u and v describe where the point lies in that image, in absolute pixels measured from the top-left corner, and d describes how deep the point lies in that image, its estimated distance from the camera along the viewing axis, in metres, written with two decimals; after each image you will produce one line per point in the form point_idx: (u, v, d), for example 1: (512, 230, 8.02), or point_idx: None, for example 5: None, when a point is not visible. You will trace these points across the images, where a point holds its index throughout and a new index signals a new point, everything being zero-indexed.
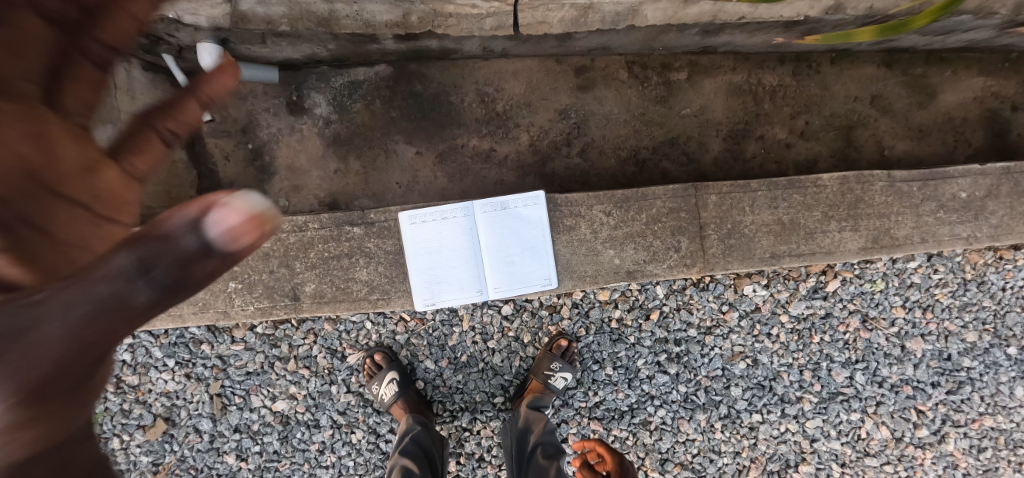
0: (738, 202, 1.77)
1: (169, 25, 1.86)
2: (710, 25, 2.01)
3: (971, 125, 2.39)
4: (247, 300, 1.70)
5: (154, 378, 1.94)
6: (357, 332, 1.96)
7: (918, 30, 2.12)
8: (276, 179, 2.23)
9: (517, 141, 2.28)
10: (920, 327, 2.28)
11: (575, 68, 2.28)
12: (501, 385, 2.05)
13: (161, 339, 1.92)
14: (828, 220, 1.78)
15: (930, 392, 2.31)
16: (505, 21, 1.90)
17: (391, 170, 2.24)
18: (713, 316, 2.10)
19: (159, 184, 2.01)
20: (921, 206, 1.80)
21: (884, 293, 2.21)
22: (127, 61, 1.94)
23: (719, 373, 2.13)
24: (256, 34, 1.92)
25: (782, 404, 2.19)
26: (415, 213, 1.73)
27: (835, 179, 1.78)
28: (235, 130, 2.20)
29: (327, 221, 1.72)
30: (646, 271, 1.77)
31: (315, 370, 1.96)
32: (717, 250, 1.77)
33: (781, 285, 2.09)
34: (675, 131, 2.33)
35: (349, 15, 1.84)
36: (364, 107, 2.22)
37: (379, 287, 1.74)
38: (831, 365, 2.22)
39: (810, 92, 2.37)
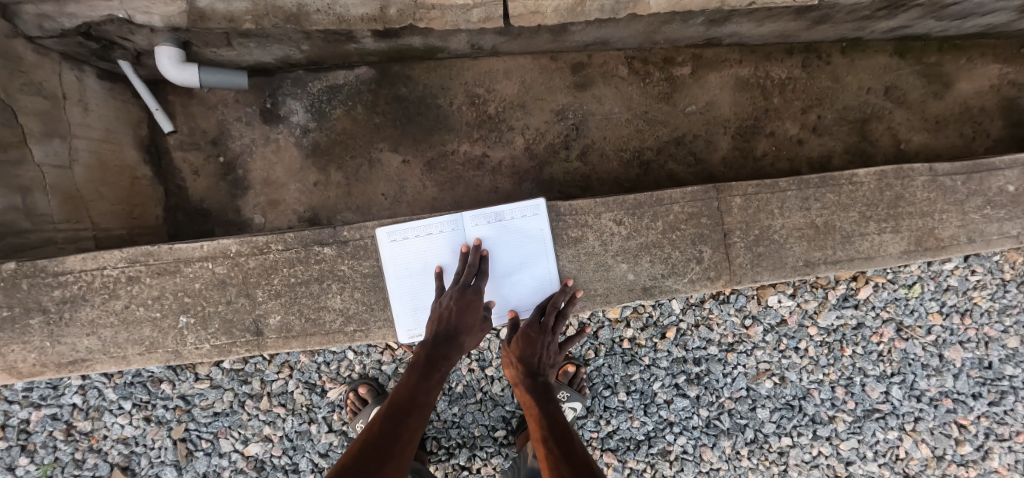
0: (766, 205, 1.60)
1: (122, 26, 1.64)
2: (717, 13, 1.82)
3: (990, 114, 2.21)
4: (202, 338, 1.49)
5: (109, 423, 1.73)
6: (338, 363, 1.76)
7: (934, 15, 1.94)
8: (251, 194, 2.01)
9: (512, 145, 2.08)
10: (958, 334, 2.02)
11: (571, 65, 2.09)
12: (502, 417, 1.84)
13: (116, 379, 1.71)
14: (866, 221, 1.63)
15: (972, 405, 2.02)
16: (494, 12, 1.70)
17: (376, 180, 2.04)
18: (736, 332, 1.90)
19: (118, 204, 1.77)
20: (967, 202, 1.65)
21: (920, 299, 1.99)
22: (78, 69, 1.72)
23: (744, 394, 1.92)
24: (220, 34, 1.70)
25: (813, 425, 1.97)
26: (396, 229, 1.51)
27: (873, 175, 1.63)
28: (204, 142, 1.99)
29: (292, 241, 1.51)
30: (665, 286, 1.59)
31: (291, 408, 1.76)
32: (744, 261, 1.60)
33: (809, 294, 1.91)
34: (682, 130, 2.14)
35: (319, 10, 1.64)
36: (344, 113, 2.02)
37: (355, 317, 1.53)
38: (864, 380, 1.98)
39: (823, 84, 2.17)
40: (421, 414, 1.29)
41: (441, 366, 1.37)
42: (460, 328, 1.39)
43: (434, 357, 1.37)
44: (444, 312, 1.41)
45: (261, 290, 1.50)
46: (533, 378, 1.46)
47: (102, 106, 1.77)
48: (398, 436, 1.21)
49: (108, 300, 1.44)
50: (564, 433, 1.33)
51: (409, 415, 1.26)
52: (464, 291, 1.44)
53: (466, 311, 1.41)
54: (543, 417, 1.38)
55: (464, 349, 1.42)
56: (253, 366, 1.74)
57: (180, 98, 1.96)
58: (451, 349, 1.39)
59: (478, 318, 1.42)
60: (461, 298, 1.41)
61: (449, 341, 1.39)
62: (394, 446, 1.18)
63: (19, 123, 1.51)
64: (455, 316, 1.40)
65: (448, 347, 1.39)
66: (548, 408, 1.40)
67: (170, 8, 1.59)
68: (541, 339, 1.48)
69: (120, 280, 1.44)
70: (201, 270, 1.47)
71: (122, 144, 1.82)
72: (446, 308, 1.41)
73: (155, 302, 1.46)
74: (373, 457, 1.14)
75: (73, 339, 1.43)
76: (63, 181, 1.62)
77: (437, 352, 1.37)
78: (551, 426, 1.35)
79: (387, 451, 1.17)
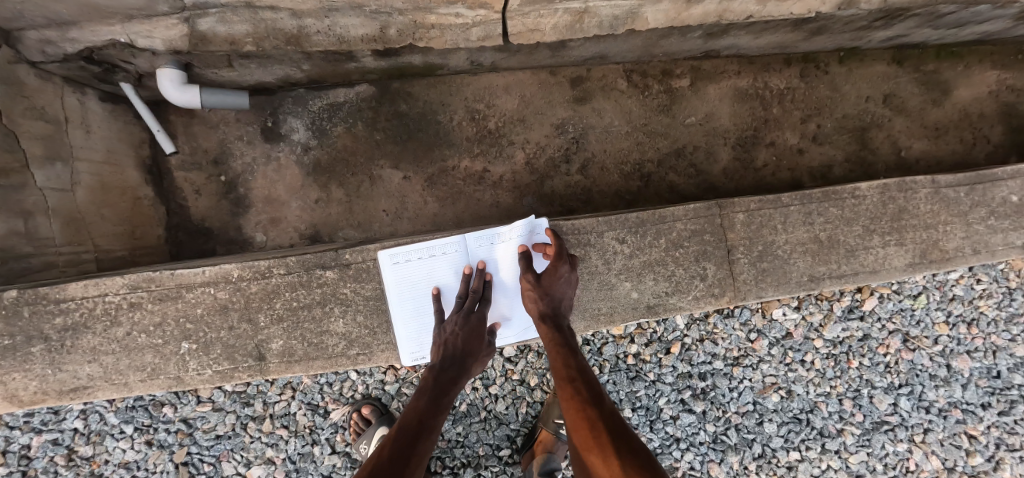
0: (769, 220, 1.61)
1: (123, 50, 1.65)
2: (715, 27, 1.82)
3: (989, 121, 2.21)
4: (203, 364, 1.48)
5: (111, 448, 1.71)
6: (340, 384, 1.74)
7: (930, 24, 1.95)
8: (252, 212, 2.01)
9: (512, 160, 2.08)
10: (965, 344, 1.99)
11: (571, 79, 2.10)
12: (507, 436, 1.82)
13: (117, 403, 1.70)
14: (870, 234, 1.63)
15: (982, 415, 1.98)
16: (494, 30, 1.71)
17: (377, 197, 2.03)
18: (740, 346, 1.89)
19: (119, 225, 1.77)
20: (970, 213, 1.64)
21: (925, 309, 1.97)
22: (80, 92, 1.73)
23: (750, 409, 1.90)
24: (221, 56, 1.71)
25: (821, 439, 1.94)
26: (398, 251, 1.51)
27: (875, 188, 1.63)
28: (206, 162, 1.99)
29: (294, 265, 1.51)
30: (669, 304, 1.59)
31: (294, 430, 1.74)
32: (748, 276, 1.60)
33: (814, 306, 1.90)
34: (681, 142, 2.14)
35: (320, 31, 1.65)
36: (345, 130, 2.03)
37: (358, 340, 1.53)
38: (872, 391, 1.96)
39: (821, 94, 2.18)
40: (429, 440, 1.28)
41: (448, 391, 1.37)
42: (466, 353, 1.41)
43: (441, 381, 1.37)
44: (449, 337, 1.43)
45: (262, 314, 1.50)
46: (559, 318, 1.39)
47: (104, 128, 1.78)
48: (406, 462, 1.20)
49: (110, 327, 1.44)
50: (594, 379, 1.30)
51: (418, 440, 1.25)
52: (467, 317, 1.46)
53: (472, 335, 1.42)
54: (573, 359, 1.32)
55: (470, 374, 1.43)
56: (255, 389, 1.72)
57: (182, 118, 1.97)
58: (459, 374, 1.40)
59: (482, 342, 1.44)
60: (465, 324, 1.43)
61: (456, 365, 1.40)
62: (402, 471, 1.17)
63: (22, 148, 1.51)
64: (462, 341, 1.41)
65: (456, 371, 1.40)
66: (577, 350, 1.35)
67: (171, 31, 1.60)
68: (571, 275, 1.42)
69: (121, 306, 1.43)
70: (203, 296, 1.47)
71: (124, 166, 1.82)
72: (451, 333, 1.43)
73: (156, 328, 1.46)
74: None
75: (73, 366, 1.42)
76: (65, 204, 1.61)
77: (446, 376, 1.38)
78: (582, 369, 1.31)
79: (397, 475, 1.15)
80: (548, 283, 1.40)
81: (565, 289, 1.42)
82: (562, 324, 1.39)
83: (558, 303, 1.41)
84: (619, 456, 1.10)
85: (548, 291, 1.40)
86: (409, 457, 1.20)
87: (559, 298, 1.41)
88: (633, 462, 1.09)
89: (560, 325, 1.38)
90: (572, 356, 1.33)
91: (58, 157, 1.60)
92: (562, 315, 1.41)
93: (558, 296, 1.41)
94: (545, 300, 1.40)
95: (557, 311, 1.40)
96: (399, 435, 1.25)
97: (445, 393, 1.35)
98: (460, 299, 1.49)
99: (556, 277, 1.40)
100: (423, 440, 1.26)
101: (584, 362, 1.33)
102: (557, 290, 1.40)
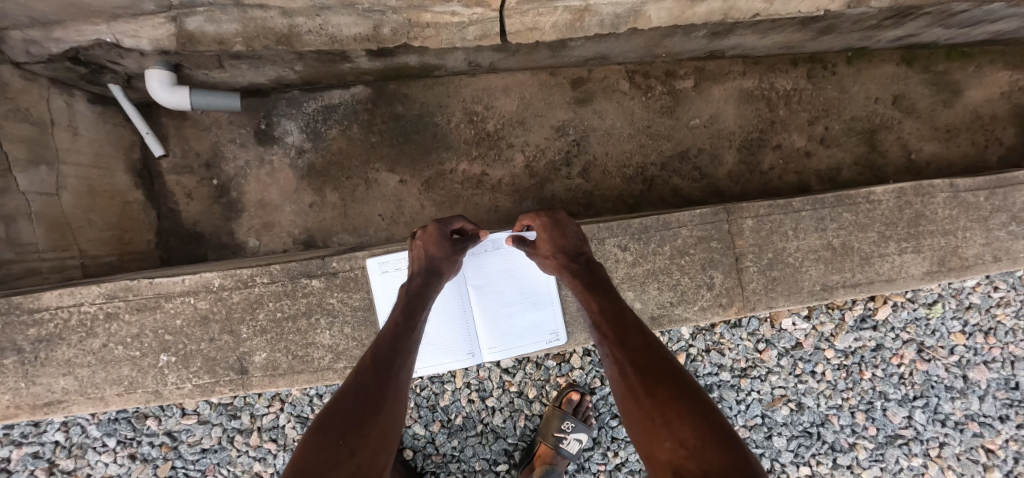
0: (779, 226, 1.54)
1: (110, 50, 1.60)
2: (720, 25, 1.76)
3: (1003, 122, 2.13)
4: (183, 377, 1.42)
5: (92, 462, 1.65)
6: (331, 396, 1.67)
7: (942, 23, 1.88)
8: (244, 217, 1.95)
9: (511, 163, 2.02)
10: (982, 354, 1.90)
11: (571, 80, 2.03)
12: (504, 450, 1.75)
13: (99, 415, 1.64)
14: (885, 241, 1.56)
15: (1000, 428, 1.89)
16: (491, 29, 1.65)
17: (372, 201, 1.97)
18: (748, 356, 1.81)
19: (107, 229, 1.71)
20: (990, 219, 1.57)
21: (941, 318, 1.88)
22: (66, 93, 1.67)
23: (759, 422, 1.83)
24: (211, 56, 1.66)
25: (832, 453, 1.86)
26: (388, 260, 1.46)
27: (891, 192, 1.56)
28: (198, 165, 1.94)
29: (279, 274, 1.45)
30: (674, 314, 1.52)
31: (282, 443, 1.68)
32: (757, 285, 1.53)
33: (825, 316, 1.82)
34: (685, 144, 2.07)
35: (311, 30, 1.59)
36: (340, 133, 1.97)
37: (346, 353, 1.46)
38: (885, 404, 1.87)
39: (830, 94, 2.11)
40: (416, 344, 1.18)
41: (426, 297, 1.28)
42: (434, 258, 1.34)
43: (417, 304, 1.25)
44: (418, 252, 1.35)
45: (245, 326, 1.44)
46: (582, 264, 1.30)
47: (92, 131, 1.72)
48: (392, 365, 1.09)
49: (86, 338, 1.38)
50: (626, 314, 1.16)
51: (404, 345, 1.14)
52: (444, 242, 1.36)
53: (440, 257, 1.34)
54: (601, 299, 1.20)
55: (445, 277, 1.35)
56: (242, 401, 1.66)
57: (172, 120, 1.92)
58: (434, 278, 1.32)
59: (450, 245, 1.37)
60: (426, 233, 1.35)
61: (428, 289, 1.30)
62: (387, 377, 1.05)
63: (3, 152, 1.45)
64: (433, 263, 1.33)
65: (430, 277, 1.32)
66: (607, 288, 1.23)
67: (158, 31, 1.54)
68: (560, 222, 1.38)
69: (98, 317, 1.38)
70: (183, 306, 1.41)
71: (113, 170, 1.77)
72: (417, 247, 1.36)
73: (134, 340, 1.40)
74: (371, 391, 1.01)
75: (48, 380, 1.37)
76: (49, 209, 1.55)
77: (421, 299, 1.26)
78: (614, 307, 1.18)
79: (384, 381, 1.04)
80: (542, 240, 1.37)
81: (565, 236, 1.36)
82: (582, 265, 1.29)
83: (565, 249, 1.33)
84: (656, 393, 0.98)
85: (547, 245, 1.36)
86: (395, 360, 1.09)
87: (563, 244, 1.34)
88: (672, 392, 0.97)
89: (580, 267, 1.29)
90: (601, 296, 1.22)
91: (42, 161, 1.55)
92: (580, 256, 1.31)
93: (559, 243, 1.34)
94: (551, 253, 1.34)
95: (571, 255, 1.32)
96: (382, 341, 1.13)
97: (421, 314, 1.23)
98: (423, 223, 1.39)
99: (547, 230, 1.36)
100: (409, 344, 1.15)
101: (616, 298, 1.20)
102: (553, 240, 1.35)
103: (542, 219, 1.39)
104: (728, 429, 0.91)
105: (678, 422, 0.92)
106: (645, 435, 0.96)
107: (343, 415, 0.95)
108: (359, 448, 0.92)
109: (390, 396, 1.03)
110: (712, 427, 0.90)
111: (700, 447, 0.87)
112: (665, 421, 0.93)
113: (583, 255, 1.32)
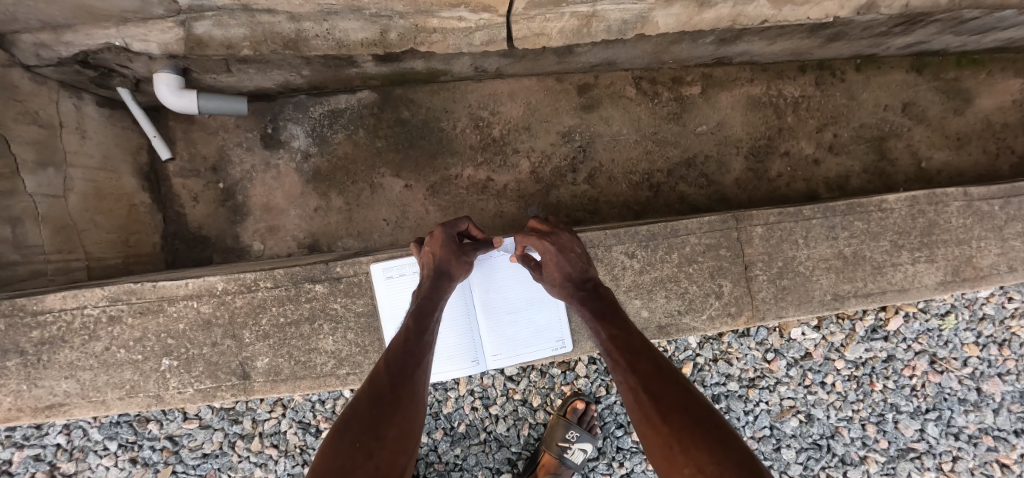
0: (789, 234, 1.51)
1: (119, 54, 1.60)
2: (728, 32, 1.75)
3: (1015, 131, 2.10)
4: (184, 382, 1.41)
5: (93, 465, 1.64)
6: (333, 402, 1.66)
7: (953, 31, 1.86)
8: (250, 221, 1.95)
9: (517, 169, 2.01)
10: (997, 366, 1.85)
11: (577, 86, 2.03)
12: (508, 459, 1.73)
13: (100, 419, 1.63)
14: (898, 250, 1.53)
15: (1015, 442, 1.85)
16: (497, 34, 1.65)
17: (378, 206, 1.97)
18: (757, 366, 1.78)
19: (112, 232, 1.71)
20: (1005, 228, 1.54)
21: (954, 330, 1.83)
22: (75, 96, 1.68)
23: (767, 434, 1.80)
24: (219, 60, 1.66)
25: (843, 467, 1.82)
26: (392, 265, 1.45)
27: (903, 200, 1.53)
28: (204, 169, 1.94)
29: (282, 278, 1.44)
30: (681, 323, 1.50)
31: (284, 449, 1.66)
32: (766, 294, 1.51)
33: (835, 326, 1.78)
34: (692, 151, 2.05)
35: (319, 35, 1.59)
36: (346, 138, 1.97)
37: (348, 359, 1.45)
38: (897, 416, 1.83)
39: (839, 102, 2.08)
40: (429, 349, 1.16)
41: (436, 300, 1.25)
42: (444, 260, 1.30)
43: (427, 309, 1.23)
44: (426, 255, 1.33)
45: (247, 331, 1.43)
46: (590, 288, 1.28)
47: (100, 134, 1.73)
48: (404, 372, 1.08)
49: (88, 341, 1.38)
50: (635, 336, 1.15)
51: (414, 350, 1.13)
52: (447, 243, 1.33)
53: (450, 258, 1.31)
54: (609, 326, 1.17)
55: (455, 278, 1.31)
56: (244, 406, 1.64)
57: (180, 124, 1.92)
58: (444, 280, 1.29)
59: (457, 246, 1.33)
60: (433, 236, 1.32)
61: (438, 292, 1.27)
62: (400, 381, 1.06)
63: (12, 153, 1.45)
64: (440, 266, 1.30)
65: (440, 278, 1.28)
66: (615, 312, 1.21)
67: (167, 35, 1.55)
68: (567, 245, 1.33)
69: (100, 320, 1.38)
70: (185, 310, 1.41)
71: (121, 173, 1.77)
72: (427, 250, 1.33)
73: (135, 343, 1.40)
74: (384, 396, 1.02)
75: (50, 383, 1.37)
76: (56, 211, 1.55)
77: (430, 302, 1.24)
78: (623, 333, 1.15)
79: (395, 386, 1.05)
80: (549, 268, 1.32)
81: (570, 262, 1.31)
82: (590, 292, 1.27)
83: (572, 277, 1.30)
84: (670, 419, 0.96)
85: (554, 272, 1.32)
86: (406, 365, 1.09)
87: (569, 271, 1.31)
88: (685, 418, 0.95)
89: (588, 294, 1.27)
90: (610, 322, 1.18)
91: (49, 161, 1.55)
92: (587, 283, 1.29)
93: (567, 271, 1.30)
94: (559, 280, 1.32)
95: (578, 281, 1.30)
96: (393, 347, 1.13)
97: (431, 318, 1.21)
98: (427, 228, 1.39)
99: (554, 258, 1.31)
100: (420, 349, 1.14)
101: (626, 323, 1.17)
102: (560, 269, 1.31)
103: (546, 245, 1.33)
104: (747, 457, 0.89)
105: (695, 451, 0.90)
106: (662, 462, 0.94)
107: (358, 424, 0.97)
108: (376, 452, 0.94)
109: (403, 404, 1.02)
110: (728, 453, 0.89)
111: (716, 474, 0.86)
112: (681, 448, 0.91)
113: (590, 279, 1.29)
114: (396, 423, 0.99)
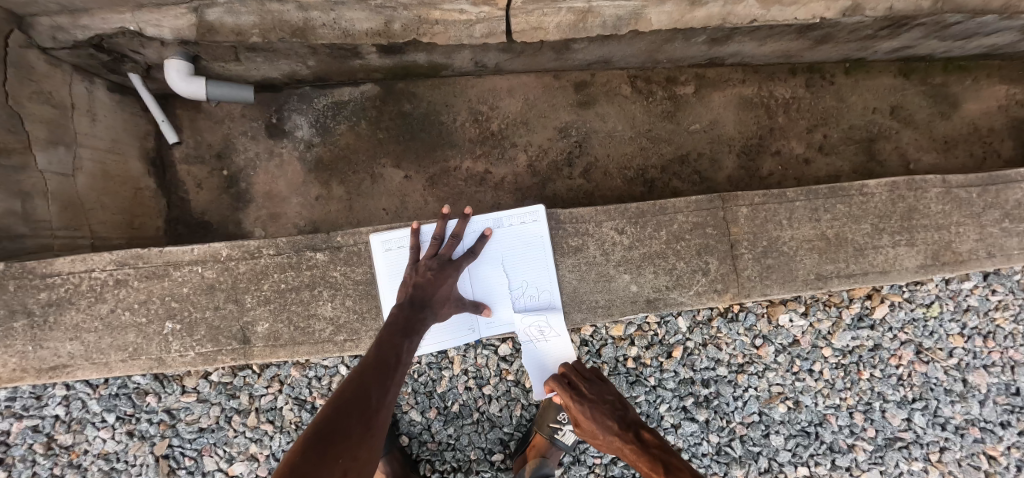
0: (774, 215, 1.58)
1: (132, 39, 1.64)
2: (718, 31, 1.82)
3: (999, 134, 2.16)
4: (186, 345, 1.50)
5: (91, 437, 1.67)
6: (329, 378, 1.68)
7: (937, 35, 1.93)
8: (252, 207, 1.98)
9: (515, 162, 2.06)
10: (982, 358, 1.88)
11: (574, 83, 2.09)
12: (500, 439, 1.76)
13: (100, 390, 1.65)
14: (879, 234, 1.60)
15: (1001, 434, 1.87)
16: (497, 27, 1.72)
17: (378, 194, 2.01)
18: (746, 352, 1.82)
19: (119, 212, 1.74)
20: (983, 215, 1.61)
21: (939, 319, 1.86)
22: (85, 80, 1.70)
23: (756, 420, 1.83)
24: (228, 47, 1.71)
25: (831, 454, 1.85)
26: (389, 237, 1.51)
27: (884, 186, 1.60)
28: (209, 155, 1.97)
29: (285, 247, 1.52)
30: (669, 298, 1.56)
31: (280, 425, 1.70)
32: (752, 273, 1.57)
33: (822, 313, 1.81)
34: (685, 148, 2.11)
35: (326, 24, 1.65)
36: (348, 128, 2.02)
37: (346, 326, 1.52)
38: (884, 405, 1.86)
39: (828, 104, 2.15)
40: (402, 371, 1.24)
41: (418, 330, 1.32)
42: (434, 296, 1.38)
43: (414, 322, 1.32)
44: (420, 280, 1.38)
45: (250, 296, 1.52)
46: (640, 442, 1.29)
47: (110, 117, 1.75)
48: (383, 395, 1.13)
49: (95, 303, 1.48)
50: None
51: (394, 371, 1.20)
52: (443, 265, 1.41)
53: (441, 281, 1.40)
54: None
55: (436, 318, 1.39)
56: (241, 380, 1.67)
57: (187, 112, 1.95)
58: (426, 314, 1.36)
59: (443, 270, 1.41)
60: (438, 271, 1.40)
61: (426, 308, 1.36)
62: (383, 386, 1.15)
63: (25, 130, 1.50)
64: (430, 287, 1.38)
65: (425, 311, 1.35)
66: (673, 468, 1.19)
67: (179, 21, 1.61)
68: (597, 396, 1.39)
69: (107, 283, 1.48)
70: (190, 275, 1.50)
71: (128, 156, 1.79)
72: (423, 275, 1.39)
73: (141, 306, 1.49)
74: (368, 399, 1.09)
75: (55, 344, 1.47)
76: (65, 188, 1.59)
77: (417, 316, 1.32)
78: None
79: (381, 389, 1.13)
80: (587, 427, 1.36)
81: (607, 414, 1.34)
82: (637, 444, 1.28)
83: (613, 430, 1.32)
84: None
85: (594, 431, 1.35)
86: (390, 373, 1.18)
87: (608, 426, 1.33)
88: None
89: (634, 446, 1.28)
90: None
91: (59, 142, 1.58)
92: (629, 434, 1.30)
93: (606, 426, 1.33)
94: (602, 437, 1.34)
95: (621, 432, 1.31)
96: (380, 358, 1.20)
97: (415, 331, 1.30)
98: (435, 242, 1.42)
99: (589, 419, 1.35)
100: (399, 371, 1.21)
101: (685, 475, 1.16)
102: (599, 427, 1.34)
103: (577, 404, 1.38)
104: None
105: None
106: None
107: (344, 437, 0.99)
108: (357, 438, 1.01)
109: (382, 407, 1.10)
110: None
111: None
112: None
113: (630, 428, 1.31)
114: (376, 442, 1.04)
